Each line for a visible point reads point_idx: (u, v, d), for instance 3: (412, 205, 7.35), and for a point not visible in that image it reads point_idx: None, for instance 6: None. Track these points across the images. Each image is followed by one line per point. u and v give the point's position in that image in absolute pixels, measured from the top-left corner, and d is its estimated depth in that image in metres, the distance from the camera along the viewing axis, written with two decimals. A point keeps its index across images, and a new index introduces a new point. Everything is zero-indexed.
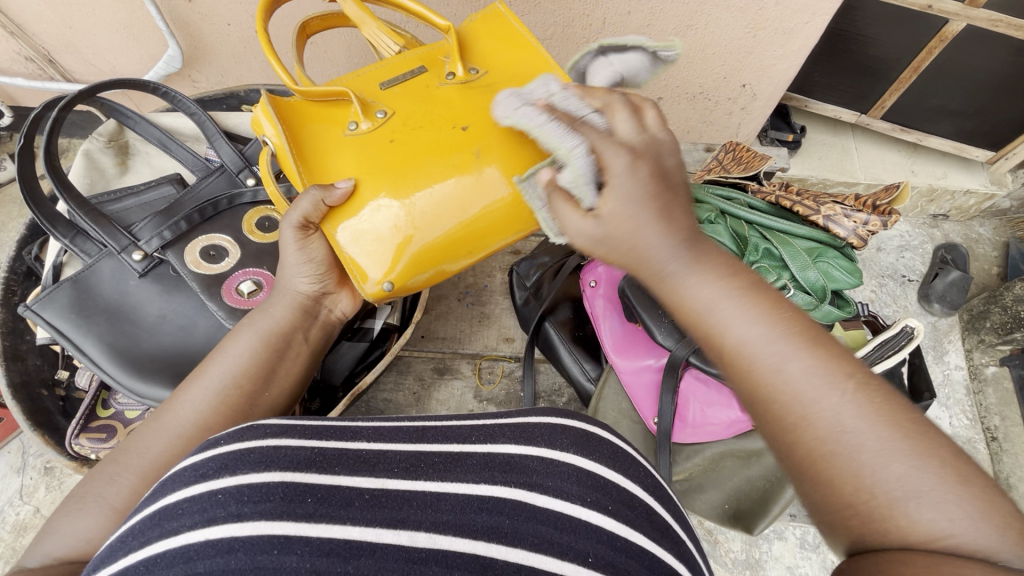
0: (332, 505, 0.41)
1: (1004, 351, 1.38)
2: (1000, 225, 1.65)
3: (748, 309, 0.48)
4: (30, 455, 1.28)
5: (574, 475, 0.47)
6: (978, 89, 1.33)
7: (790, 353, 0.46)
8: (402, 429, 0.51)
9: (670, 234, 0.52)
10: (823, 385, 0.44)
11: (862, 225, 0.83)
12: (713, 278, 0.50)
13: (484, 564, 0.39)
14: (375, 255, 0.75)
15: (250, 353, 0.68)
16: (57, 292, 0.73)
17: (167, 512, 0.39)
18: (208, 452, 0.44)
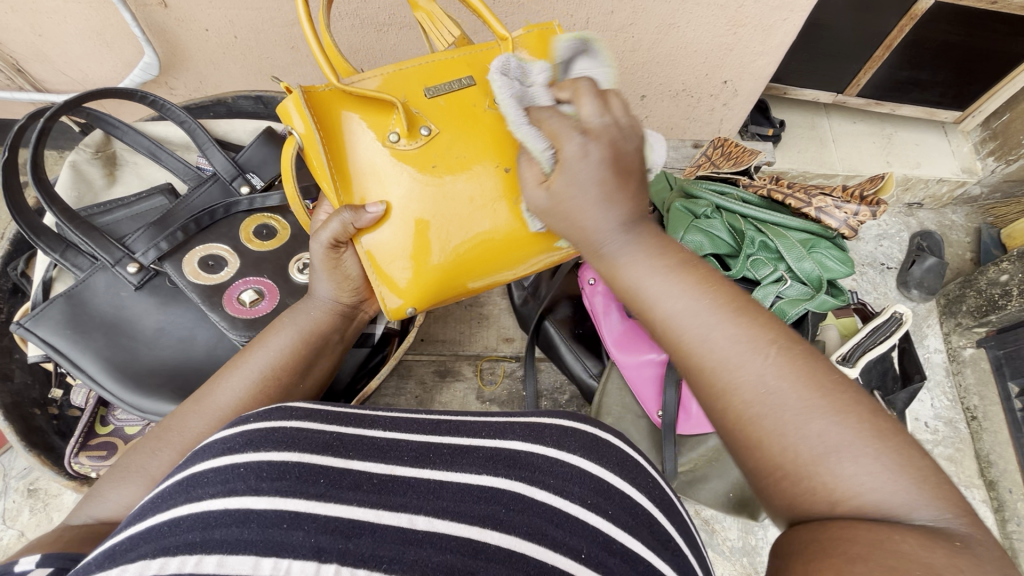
0: (342, 488, 0.42)
1: (980, 333, 1.43)
2: (972, 211, 1.70)
3: (686, 285, 0.53)
4: (13, 478, 1.25)
5: (577, 476, 0.47)
6: (947, 61, 1.39)
7: (717, 324, 0.50)
8: (417, 422, 0.52)
9: (610, 211, 0.59)
10: (747, 353, 0.48)
11: (852, 216, 0.85)
12: (654, 258, 0.56)
13: (477, 548, 0.38)
14: (399, 282, 0.76)
15: (289, 348, 0.69)
16: (50, 308, 0.71)
17: (194, 481, 0.41)
18: (238, 427, 0.45)
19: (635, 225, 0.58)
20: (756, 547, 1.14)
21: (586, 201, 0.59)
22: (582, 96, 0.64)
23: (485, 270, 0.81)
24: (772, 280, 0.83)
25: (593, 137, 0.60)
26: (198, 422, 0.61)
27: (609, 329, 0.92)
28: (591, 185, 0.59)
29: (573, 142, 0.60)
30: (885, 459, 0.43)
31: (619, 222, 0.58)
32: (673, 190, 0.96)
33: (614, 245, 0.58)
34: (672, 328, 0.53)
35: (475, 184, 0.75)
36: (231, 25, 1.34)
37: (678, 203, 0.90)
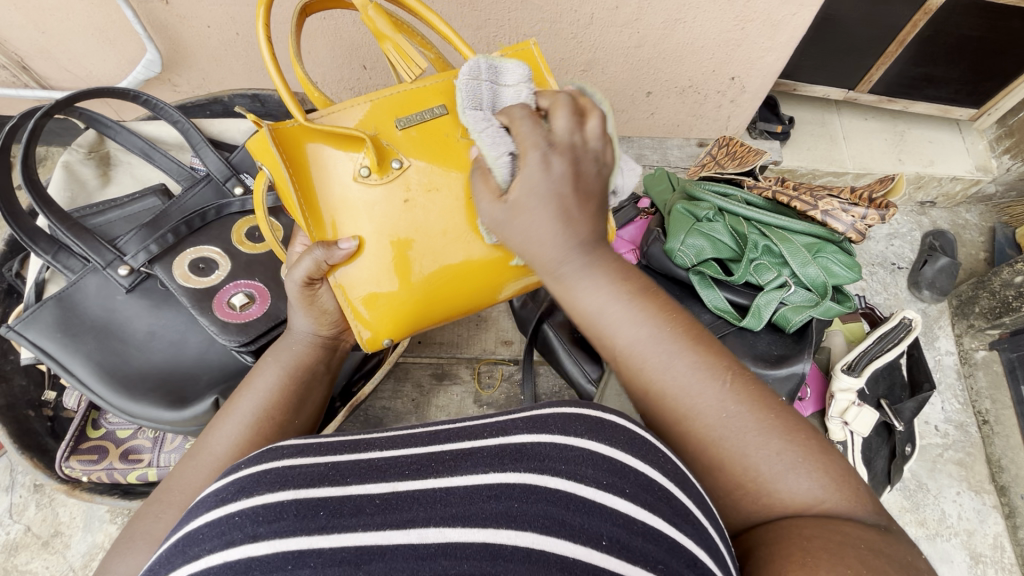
0: (344, 515, 0.41)
1: (993, 335, 1.39)
2: (986, 210, 1.66)
3: (642, 319, 0.55)
4: (18, 474, 1.26)
5: (590, 459, 0.45)
6: (962, 58, 1.35)
7: (672, 358, 0.53)
8: (415, 436, 0.51)
9: (568, 231, 0.56)
10: (702, 384, 0.52)
11: (859, 219, 0.82)
12: (605, 282, 0.56)
13: (494, 552, 0.38)
14: (375, 314, 0.75)
15: (278, 388, 0.67)
16: (40, 311, 0.70)
17: (190, 539, 0.40)
18: (228, 477, 0.45)
19: (592, 250, 0.57)
20: None
21: (536, 213, 0.56)
22: (559, 106, 0.60)
23: (462, 300, 0.79)
24: (775, 285, 0.80)
25: (557, 150, 0.57)
26: (199, 470, 0.59)
27: None
28: (547, 200, 0.56)
29: (535, 155, 0.56)
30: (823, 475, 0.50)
31: (579, 244, 0.56)
32: (675, 191, 0.94)
33: (563, 265, 0.56)
34: (635, 354, 0.55)
35: (449, 217, 0.73)
36: (232, 21, 1.33)
37: (679, 205, 0.87)
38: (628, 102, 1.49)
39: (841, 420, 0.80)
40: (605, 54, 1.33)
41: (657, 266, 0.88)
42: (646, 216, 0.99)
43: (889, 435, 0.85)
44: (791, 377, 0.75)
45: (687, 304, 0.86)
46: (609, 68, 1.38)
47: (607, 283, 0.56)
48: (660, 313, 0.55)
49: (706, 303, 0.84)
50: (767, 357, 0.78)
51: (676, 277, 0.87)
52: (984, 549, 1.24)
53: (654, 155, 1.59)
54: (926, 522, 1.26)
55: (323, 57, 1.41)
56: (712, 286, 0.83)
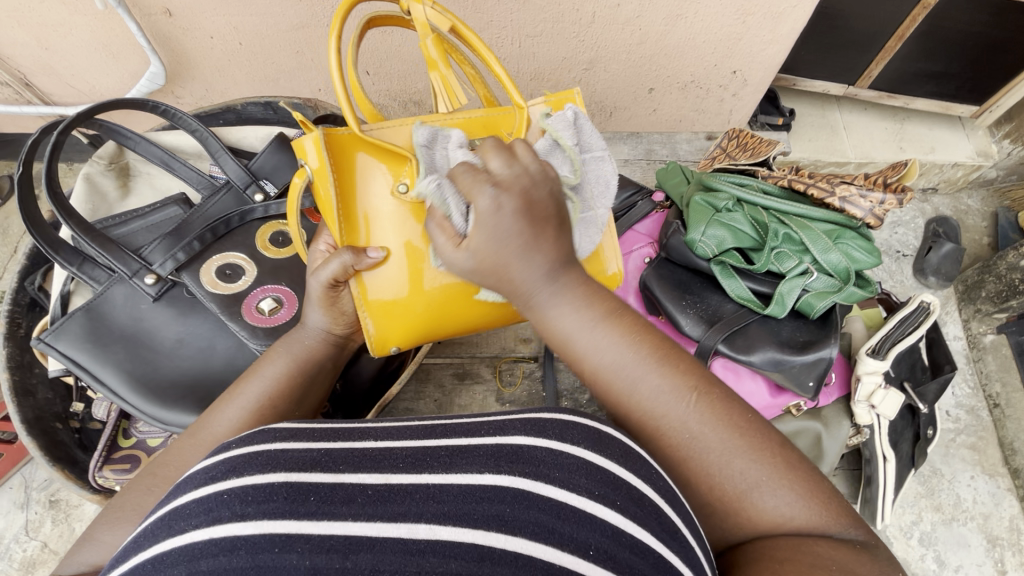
0: (334, 503, 0.41)
1: (1001, 318, 1.41)
2: (988, 195, 1.68)
3: (611, 335, 0.53)
4: (33, 489, 1.26)
5: (582, 468, 0.46)
6: (960, 51, 1.36)
7: (642, 376, 0.52)
8: (411, 429, 0.51)
9: (534, 262, 0.53)
10: (671, 400, 0.51)
11: (878, 204, 0.83)
12: (575, 307, 0.54)
13: (483, 554, 0.38)
14: (384, 322, 0.75)
15: (284, 375, 0.67)
16: (69, 322, 0.71)
17: (177, 514, 0.41)
18: (220, 456, 0.45)
19: (558, 275, 0.54)
20: None
21: (510, 255, 0.52)
22: (490, 151, 0.54)
23: (476, 317, 0.80)
24: (797, 273, 0.81)
25: (504, 187, 0.52)
26: (195, 450, 0.60)
27: None
28: (509, 243, 0.51)
29: (481, 197, 0.51)
30: (797, 487, 0.49)
31: (547, 271, 0.53)
32: (690, 183, 0.95)
33: (531, 297, 0.54)
34: (604, 377, 0.54)
35: None
36: (235, 31, 1.34)
37: (697, 196, 0.88)
38: (631, 99, 1.50)
39: (867, 404, 0.81)
40: (607, 52, 1.34)
41: (677, 258, 0.88)
42: (661, 210, 0.98)
43: (912, 417, 0.86)
44: (819, 363, 0.76)
45: (708, 295, 0.86)
46: (611, 66, 1.39)
47: (578, 305, 0.54)
48: (631, 332, 0.53)
49: (728, 293, 0.84)
50: (792, 344, 0.79)
51: (696, 268, 0.87)
52: (1000, 532, 1.24)
53: (663, 149, 1.59)
54: (942, 506, 1.26)
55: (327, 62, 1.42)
56: (733, 276, 0.83)
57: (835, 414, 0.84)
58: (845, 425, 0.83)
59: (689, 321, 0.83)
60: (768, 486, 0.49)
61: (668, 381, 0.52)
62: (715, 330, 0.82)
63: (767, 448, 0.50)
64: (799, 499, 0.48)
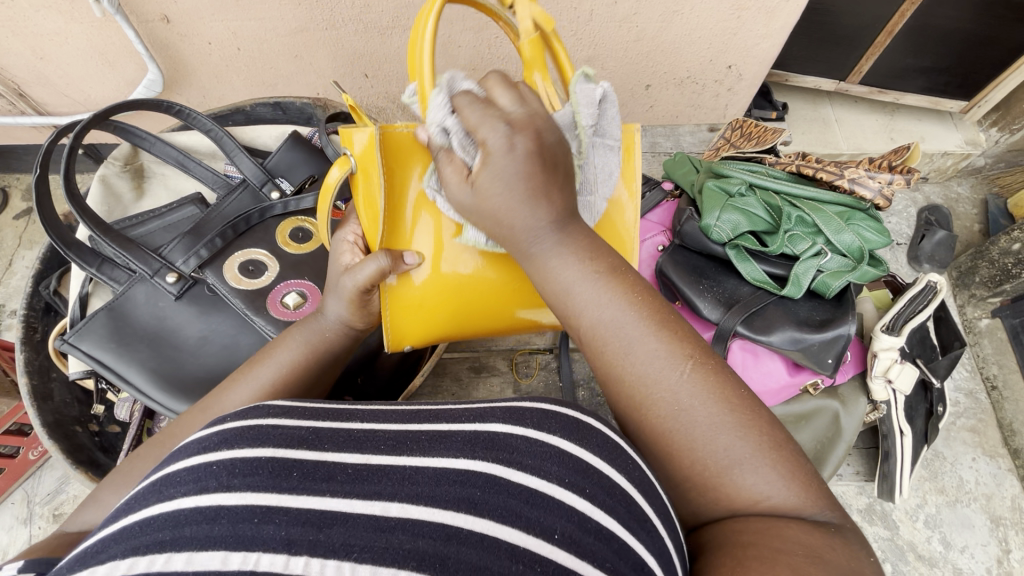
0: (314, 480, 0.41)
1: (994, 303, 1.46)
2: (977, 182, 1.71)
3: (611, 292, 0.51)
4: (36, 504, 1.25)
5: (555, 456, 0.46)
6: (947, 45, 1.39)
7: (641, 338, 0.50)
8: (393, 412, 0.52)
9: (538, 213, 0.52)
10: (665, 367, 0.49)
11: (886, 185, 0.86)
12: (576, 260, 0.52)
13: (450, 533, 0.39)
14: (405, 319, 0.77)
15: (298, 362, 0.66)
16: (92, 322, 0.71)
17: (167, 482, 0.41)
18: (214, 427, 0.46)
19: (562, 229, 0.53)
20: None
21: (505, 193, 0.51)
22: (496, 84, 0.53)
23: (493, 317, 0.82)
24: (811, 254, 0.83)
25: (517, 128, 0.51)
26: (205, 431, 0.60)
27: None
28: (518, 184, 0.50)
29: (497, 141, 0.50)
30: (781, 468, 0.47)
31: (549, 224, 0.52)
32: (700, 171, 0.96)
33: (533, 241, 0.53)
34: (598, 336, 0.52)
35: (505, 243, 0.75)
36: (234, 36, 1.34)
37: (710, 182, 0.89)
38: (628, 95, 1.52)
39: (884, 379, 0.83)
40: (605, 49, 1.36)
41: (692, 244, 0.89)
42: (672, 199, 1.00)
43: (925, 393, 0.91)
44: (837, 340, 0.78)
45: (724, 279, 0.88)
46: (609, 64, 1.41)
47: (579, 261, 0.52)
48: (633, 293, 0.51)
49: (743, 276, 0.86)
50: (810, 322, 0.80)
51: (711, 253, 0.89)
52: (1003, 511, 1.26)
53: (667, 142, 1.61)
54: (945, 489, 1.28)
55: (326, 64, 1.42)
56: (749, 260, 0.85)
57: (852, 392, 0.87)
58: (861, 402, 0.86)
59: (708, 304, 0.84)
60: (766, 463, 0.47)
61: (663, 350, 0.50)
62: (734, 312, 0.83)
63: (761, 428, 0.48)
64: (778, 480, 0.47)
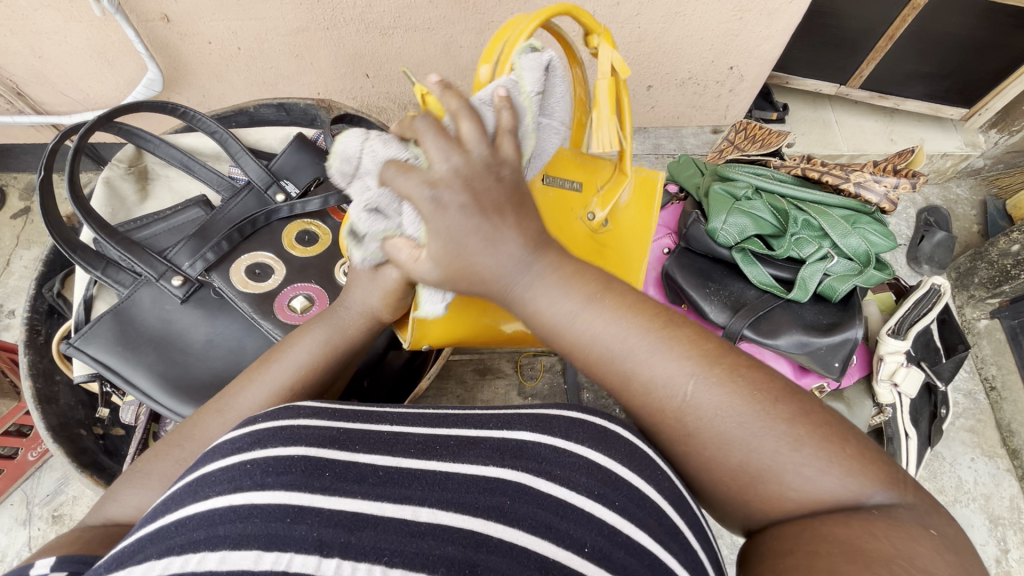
0: (347, 481, 0.42)
1: (993, 303, 1.46)
2: (976, 183, 1.72)
3: (601, 316, 0.49)
4: (35, 505, 1.24)
5: (585, 467, 0.47)
6: (948, 51, 1.39)
7: (653, 361, 0.48)
8: (423, 416, 0.53)
9: (503, 253, 0.49)
10: (693, 388, 0.47)
11: (892, 189, 0.86)
12: (565, 293, 0.50)
13: (480, 541, 0.39)
14: (433, 318, 0.74)
15: (316, 359, 0.63)
16: (99, 326, 0.70)
17: (203, 481, 0.42)
18: (246, 427, 0.47)
19: (531, 265, 0.50)
20: None
21: (469, 253, 0.48)
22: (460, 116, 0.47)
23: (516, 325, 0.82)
24: (818, 258, 0.83)
25: (440, 184, 0.45)
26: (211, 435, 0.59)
27: None
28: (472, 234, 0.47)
29: (426, 204, 0.46)
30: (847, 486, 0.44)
31: (523, 256, 0.49)
32: (704, 174, 0.96)
33: (513, 282, 0.50)
34: (615, 359, 0.49)
35: None
36: (235, 36, 1.33)
37: (716, 186, 0.90)
38: (629, 96, 1.52)
39: (890, 383, 0.84)
40: None
41: (698, 247, 0.90)
42: (677, 201, 1.00)
43: (929, 396, 0.91)
44: (845, 343, 0.79)
45: (730, 283, 0.88)
46: None
47: (561, 281, 0.50)
48: (629, 315, 0.49)
49: (750, 279, 0.86)
50: (818, 326, 0.81)
51: (717, 256, 0.89)
52: (1002, 511, 1.27)
53: (670, 144, 1.62)
54: (944, 489, 1.29)
55: (327, 65, 1.43)
56: (755, 263, 0.85)
57: (858, 395, 0.88)
58: (866, 404, 0.86)
59: (715, 307, 0.86)
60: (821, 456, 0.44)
61: (669, 360, 0.47)
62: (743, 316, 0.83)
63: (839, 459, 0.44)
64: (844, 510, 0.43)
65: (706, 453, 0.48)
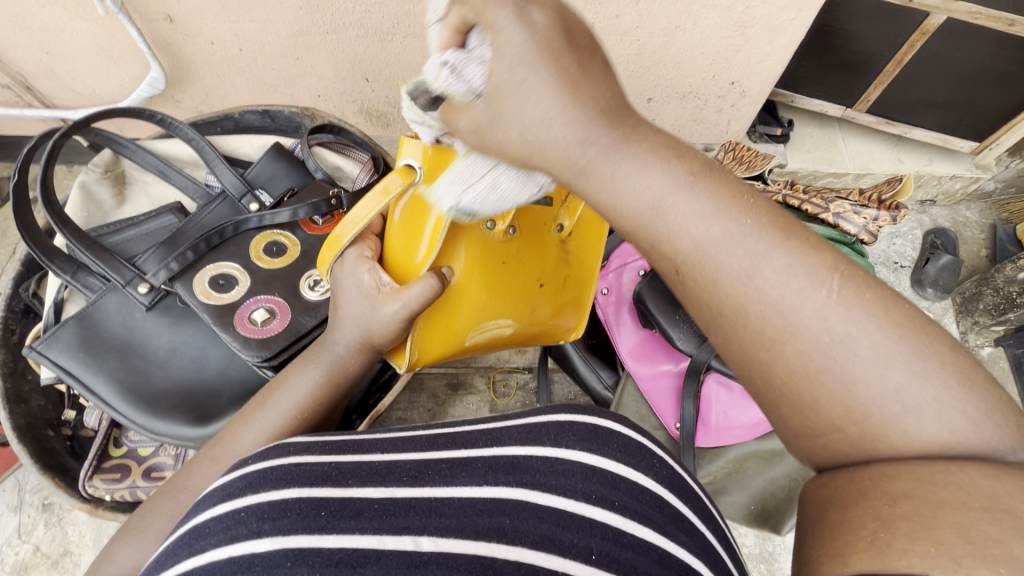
0: (344, 517, 0.40)
1: (998, 331, 1.44)
2: (986, 207, 1.68)
3: (702, 196, 0.40)
4: (27, 493, 1.26)
5: (579, 473, 0.45)
6: (959, 80, 1.34)
7: (765, 253, 0.38)
8: (415, 439, 0.49)
9: (579, 111, 0.40)
10: (803, 291, 0.37)
11: (871, 221, 0.85)
12: (653, 162, 0.41)
13: (484, 564, 0.37)
14: (428, 337, 0.74)
15: (313, 391, 0.64)
16: (62, 330, 0.72)
17: (197, 533, 0.40)
18: (237, 471, 0.44)
19: (603, 131, 0.41)
20: (773, 554, 1.15)
21: (526, 86, 0.40)
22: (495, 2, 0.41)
23: (496, 339, 0.84)
24: None
25: (538, 2, 0.41)
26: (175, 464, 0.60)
27: (626, 340, 0.98)
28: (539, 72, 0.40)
29: (495, 31, 0.41)
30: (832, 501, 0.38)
31: (599, 124, 0.41)
32: None
33: (588, 146, 0.41)
34: (705, 261, 0.39)
35: (524, 274, 0.80)
36: (237, 38, 1.34)
37: None
38: None
39: None
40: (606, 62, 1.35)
41: None
42: None
43: None
44: None
45: None
46: None
47: (651, 152, 0.41)
48: (733, 195, 0.39)
49: None
50: None
51: None
52: None
53: None
54: None
55: (327, 69, 1.44)
56: None
57: None
58: None
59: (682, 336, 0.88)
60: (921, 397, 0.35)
61: (787, 254, 0.38)
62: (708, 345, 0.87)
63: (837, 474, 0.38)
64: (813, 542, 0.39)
65: (815, 374, 0.37)
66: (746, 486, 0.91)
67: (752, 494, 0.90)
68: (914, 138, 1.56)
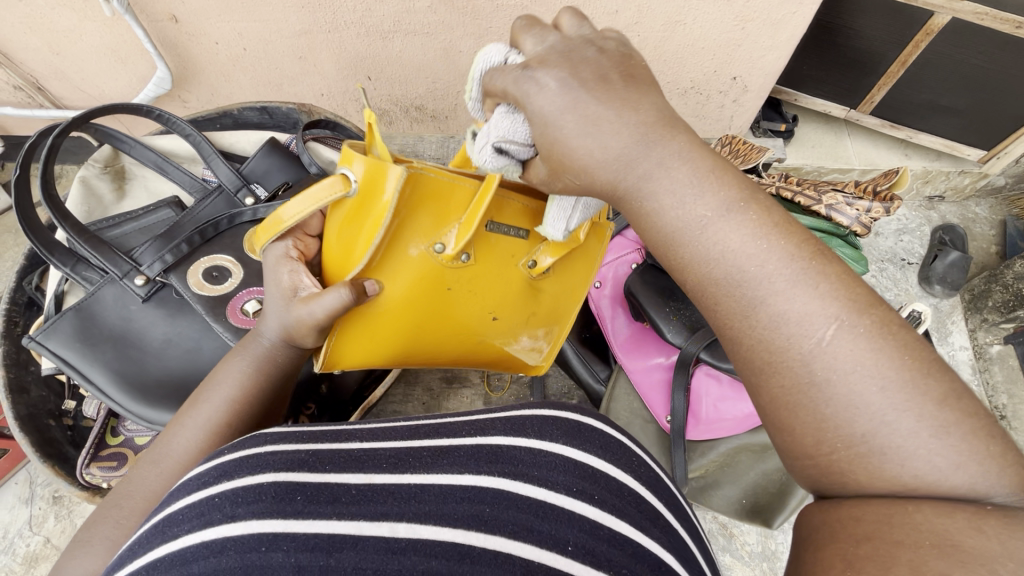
0: (320, 502, 0.39)
1: (1007, 329, 1.39)
2: (996, 203, 1.65)
3: (734, 232, 0.42)
4: (38, 486, 1.28)
5: (562, 465, 0.45)
6: (965, 84, 1.32)
7: (767, 296, 0.41)
8: (397, 429, 0.49)
9: (618, 133, 0.43)
10: (804, 326, 0.40)
11: (864, 213, 0.85)
12: (691, 186, 0.43)
13: (462, 553, 0.37)
14: (347, 346, 0.74)
15: (246, 383, 0.65)
16: (61, 321, 0.73)
17: (169, 521, 0.39)
18: (211, 460, 0.43)
19: (650, 147, 0.43)
20: (775, 552, 1.14)
21: (568, 133, 0.45)
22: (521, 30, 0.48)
23: (436, 356, 0.85)
24: None
25: (543, 63, 0.45)
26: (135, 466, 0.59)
27: (617, 332, 1.00)
28: (581, 112, 0.44)
29: (518, 83, 0.46)
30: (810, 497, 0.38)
31: (642, 136, 0.43)
32: None
33: (633, 174, 0.44)
34: (714, 291, 0.43)
35: (474, 299, 0.79)
36: (241, 37, 1.36)
37: None
38: None
39: None
40: None
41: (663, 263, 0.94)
42: None
43: None
44: None
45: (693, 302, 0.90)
46: None
47: (694, 175, 0.43)
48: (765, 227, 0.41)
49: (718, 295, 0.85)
50: None
51: None
52: None
53: None
54: None
55: (329, 67, 1.45)
56: None
57: None
58: None
59: (672, 328, 0.88)
60: (864, 369, 0.38)
61: (812, 297, 0.40)
62: (698, 338, 0.87)
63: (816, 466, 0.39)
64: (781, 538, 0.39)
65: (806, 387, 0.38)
66: (738, 480, 0.91)
67: (744, 488, 0.91)
68: (919, 143, 1.54)
